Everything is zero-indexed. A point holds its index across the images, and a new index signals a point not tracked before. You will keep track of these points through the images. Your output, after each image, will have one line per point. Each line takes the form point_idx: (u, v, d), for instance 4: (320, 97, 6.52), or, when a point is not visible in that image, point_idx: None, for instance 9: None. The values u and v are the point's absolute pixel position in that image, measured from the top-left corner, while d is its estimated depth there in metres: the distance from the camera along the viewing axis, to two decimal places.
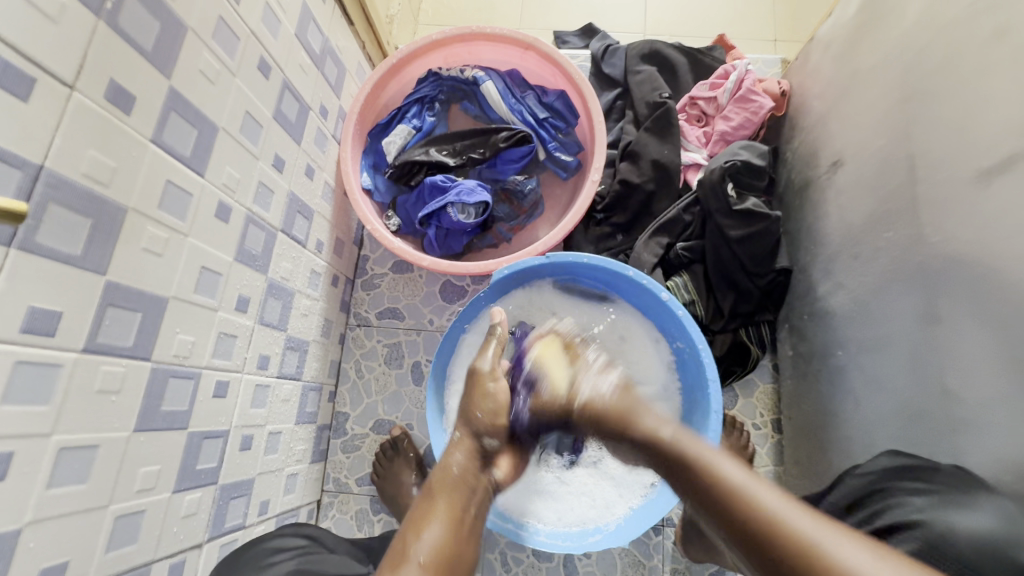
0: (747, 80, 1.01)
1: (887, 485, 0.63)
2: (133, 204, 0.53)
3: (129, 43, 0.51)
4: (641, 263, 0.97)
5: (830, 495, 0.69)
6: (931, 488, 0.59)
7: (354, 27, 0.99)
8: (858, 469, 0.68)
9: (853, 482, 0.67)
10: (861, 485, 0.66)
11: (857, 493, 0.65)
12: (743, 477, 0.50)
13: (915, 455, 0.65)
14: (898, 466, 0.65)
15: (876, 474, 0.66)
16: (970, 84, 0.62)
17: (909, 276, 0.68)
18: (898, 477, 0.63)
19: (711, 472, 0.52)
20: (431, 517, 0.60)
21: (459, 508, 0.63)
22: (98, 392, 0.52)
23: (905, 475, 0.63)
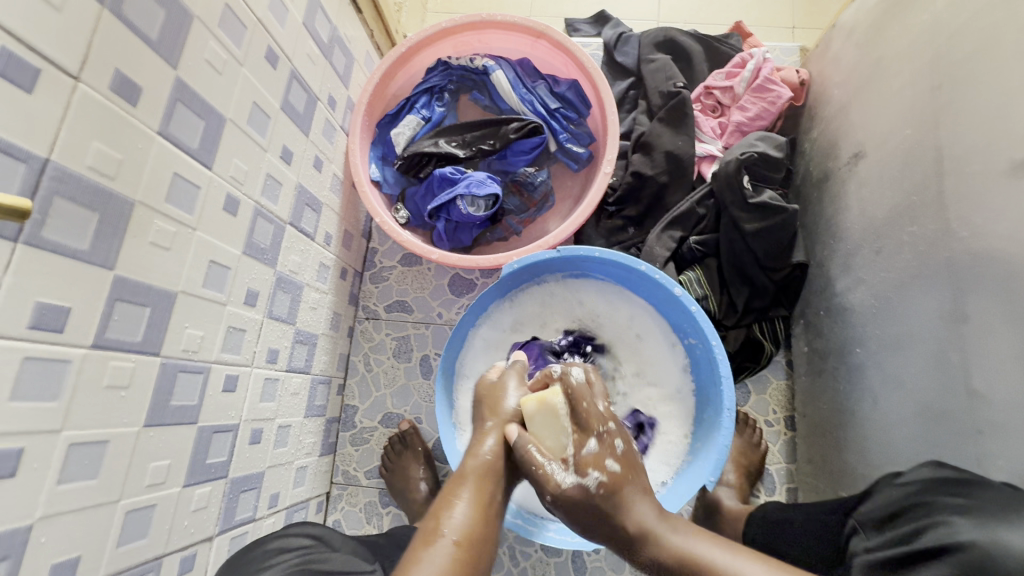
0: (765, 69, 0.98)
1: (926, 498, 0.56)
2: (140, 198, 0.53)
3: (134, 33, 0.50)
4: (654, 257, 0.95)
5: (865, 504, 0.63)
6: (976, 505, 0.52)
7: (362, 15, 0.97)
8: (900, 478, 0.61)
9: (892, 492, 0.60)
10: (898, 497, 0.59)
11: (895, 504, 0.58)
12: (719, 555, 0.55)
13: (964, 471, 0.58)
14: (944, 480, 0.57)
15: (917, 485, 0.59)
16: (1006, 72, 0.59)
17: (935, 272, 0.66)
18: (939, 490, 0.56)
19: (718, 568, 0.54)
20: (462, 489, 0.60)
21: (485, 497, 0.60)
22: (107, 387, 0.51)
23: (949, 489, 0.55)
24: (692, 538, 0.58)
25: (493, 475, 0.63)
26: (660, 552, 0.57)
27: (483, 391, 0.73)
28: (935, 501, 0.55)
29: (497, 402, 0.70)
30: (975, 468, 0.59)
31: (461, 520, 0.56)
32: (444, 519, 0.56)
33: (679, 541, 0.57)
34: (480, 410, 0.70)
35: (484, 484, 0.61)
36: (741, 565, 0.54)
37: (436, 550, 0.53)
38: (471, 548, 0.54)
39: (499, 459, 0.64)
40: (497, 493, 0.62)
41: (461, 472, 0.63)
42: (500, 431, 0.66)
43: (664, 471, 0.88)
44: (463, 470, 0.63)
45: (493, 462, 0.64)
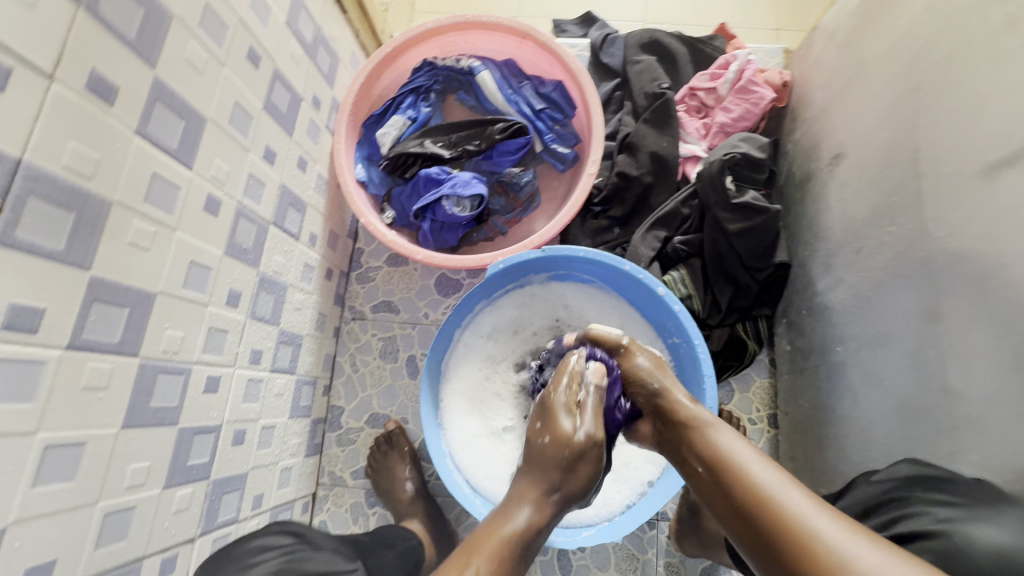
0: (748, 71, 0.99)
1: (904, 494, 0.57)
2: (118, 198, 0.52)
3: (111, 32, 0.50)
4: (638, 257, 0.96)
5: (843, 500, 0.64)
6: (954, 500, 0.53)
7: (347, 15, 0.97)
8: (877, 475, 0.62)
9: (868, 489, 0.61)
10: (876, 493, 0.60)
11: (873, 499, 0.59)
12: (743, 452, 0.52)
13: (943, 469, 0.59)
14: (923, 477, 0.58)
15: (895, 481, 0.60)
16: (979, 76, 0.61)
17: (911, 272, 0.67)
18: (915, 486, 0.57)
19: (744, 473, 0.50)
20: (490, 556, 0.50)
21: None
22: (85, 388, 0.51)
23: (927, 486, 0.57)
24: (719, 429, 0.56)
25: (519, 558, 0.52)
26: (693, 441, 0.57)
27: (544, 433, 0.59)
28: (912, 497, 0.56)
29: (558, 459, 0.57)
30: (948, 464, 0.60)
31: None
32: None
33: (716, 433, 0.56)
34: (530, 466, 0.58)
35: (509, 562, 0.51)
36: (754, 462, 0.51)
37: None
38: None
39: (535, 534, 0.55)
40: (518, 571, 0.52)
41: (484, 533, 0.53)
42: (543, 507, 0.56)
43: (647, 469, 0.88)
44: (504, 531, 0.53)
45: (529, 538, 0.54)
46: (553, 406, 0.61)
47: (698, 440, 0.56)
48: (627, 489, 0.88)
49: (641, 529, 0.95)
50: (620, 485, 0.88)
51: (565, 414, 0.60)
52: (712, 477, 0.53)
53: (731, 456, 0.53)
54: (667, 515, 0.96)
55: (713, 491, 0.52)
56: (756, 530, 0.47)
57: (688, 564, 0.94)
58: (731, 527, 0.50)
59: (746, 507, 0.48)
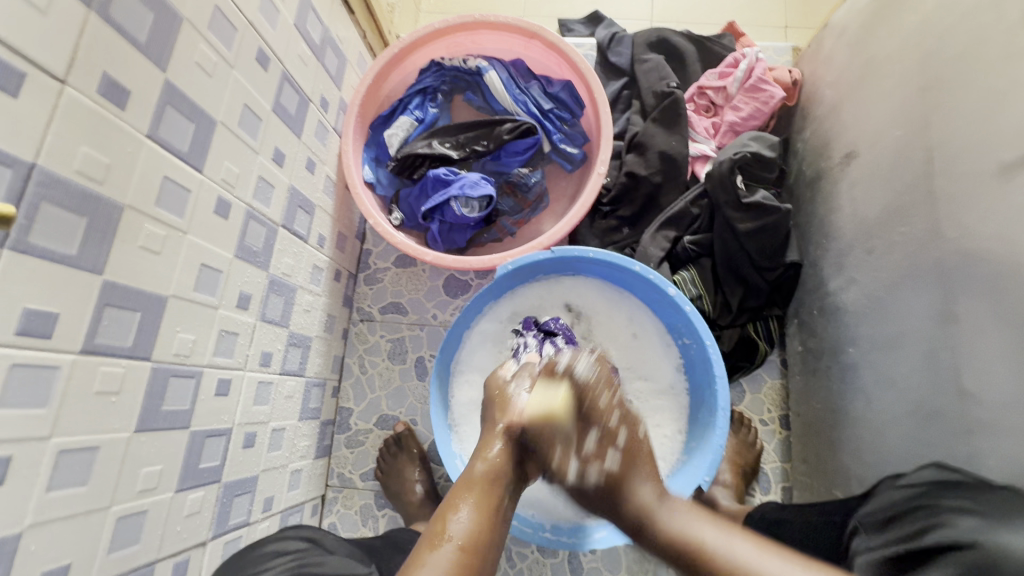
0: (758, 69, 0.99)
1: (931, 501, 0.55)
2: (129, 202, 0.52)
3: (121, 35, 0.49)
4: (648, 257, 0.95)
5: (867, 505, 0.63)
6: (981, 509, 0.51)
7: (354, 16, 0.97)
8: (902, 480, 0.62)
9: (893, 494, 0.61)
10: (901, 497, 0.59)
11: (899, 504, 0.59)
12: (708, 533, 0.53)
13: (965, 473, 0.58)
14: (951, 481, 0.57)
15: (922, 486, 0.59)
16: (997, 72, 0.60)
17: (926, 271, 0.67)
18: (944, 493, 0.55)
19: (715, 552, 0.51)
20: (466, 497, 0.56)
21: (491, 505, 0.56)
22: (97, 393, 0.51)
23: (954, 492, 0.55)
24: (669, 513, 0.57)
25: (498, 486, 0.58)
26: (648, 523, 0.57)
27: (495, 393, 0.71)
28: (940, 504, 0.54)
29: (507, 403, 0.67)
30: (966, 467, 0.59)
31: (468, 521, 0.53)
32: (452, 517, 0.54)
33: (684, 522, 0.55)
34: (492, 410, 0.68)
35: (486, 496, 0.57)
36: (727, 539, 0.52)
37: (441, 554, 0.51)
38: (477, 557, 0.51)
39: (507, 464, 0.60)
40: (502, 501, 0.58)
41: (467, 477, 0.59)
42: (509, 434, 0.63)
43: (658, 468, 0.87)
44: (474, 470, 0.59)
45: (501, 466, 0.60)
46: (500, 383, 0.72)
47: (659, 535, 0.55)
48: None
49: None
50: None
51: (514, 388, 0.70)
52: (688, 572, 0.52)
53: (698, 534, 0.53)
54: None
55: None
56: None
57: None
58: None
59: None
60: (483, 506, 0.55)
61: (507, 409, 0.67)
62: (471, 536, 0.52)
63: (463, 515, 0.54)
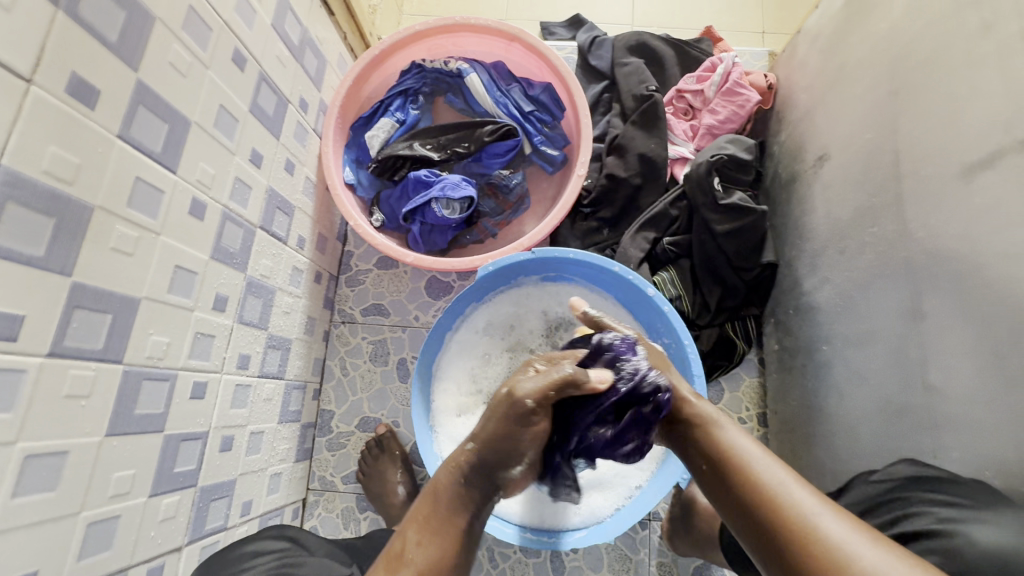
0: (734, 73, 1.00)
1: (903, 494, 0.57)
2: (100, 203, 0.52)
3: (91, 34, 0.49)
4: (628, 258, 0.96)
5: (841, 499, 0.64)
6: (953, 500, 0.53)
7: (334, 17, 0.97)
8: (874, 475, 0.62)
9: (866, 489, 0.61)
10: (874, 493, 0.60)
11: (873, 498, 0.60)
12: (751, 449, 0.51)
13: (935, 468, 0.59)
14: (921, 476, 0.58)
15: (894, 482, 0.60)
16: (957, 78, 0.62)
17: (894, 271, 0.68)
18: (913, 486, 0.57)
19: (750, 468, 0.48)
20: (423, 520, 0.54)
21: (450, 528, 0.54)
22: (66, 396, 0.50)
23: (922, 486, 0.57)
24: (723, 425, 0.54)
25: (456, 502, 0.56)
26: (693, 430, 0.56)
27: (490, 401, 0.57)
28: (911, 496, 0.56)
29: (504, 419, 0.55)
30: (932, 460, 0.61)
31: (419, 545, 0.52)
32: (406, 539, 0.53)
33: (725, 433, 0.53)
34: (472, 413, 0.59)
35: (443, 517, 0.54)
36: (758, 457, 0.49)
37: None
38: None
39: (472, 479, 0.57)
40: (465, 515, 0.56)
41: (431, 488, 0.57)
42: (478, 452, 0.56)
43: (636, 474, 0.87)
44: (434, 484, 0.57)
45: (466, 479, 0.56)
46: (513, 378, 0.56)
47: (705, 438, 0.54)
48: (613, 496, 0.87)
49: (633, 529, 0.96)
50: (607, 493, 0.87)
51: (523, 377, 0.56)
52: (719, 478, 0.50)
53: (737, 450, 0.51)
54: (659, 516, 0.96)
55: (719, 495, 0.50)
56: (763, 531, 0.45)
57: (680, 563, 0.94)
58: (740, 529, 0.48)
59: (753, 509, 0.46)
60: (435, 528, 0.53)
61: (501, 427, 0.55)
62: (426, 566, 0.51)
63: (411, 546, 0.52)
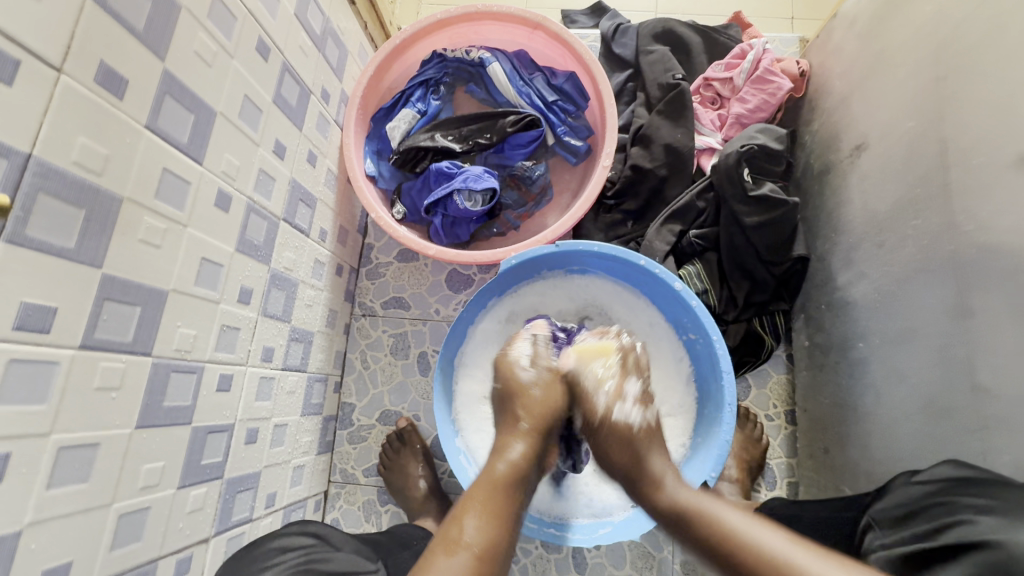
0: (765, 60, 0.97)
1: (948, 497, 0.54)
2: (128, 194, 0.51)
3: (119, 23, 0.48)
4: (653, 251, 0.94)
5: (881, 501, 0.62)
6: (1000, 506, 0.50)
7: (356, 6, 0.95)
8: (916, 476, 0.60)
9: (909, 491, 0.59)
10: (916, 496, 0.58)
11: (916, 501, 0.57)
12: (741, 521, 0.52)
13: (981, 470, 0.56)
14: (965, 479, 0.55)
15: (937, 483, 0.57)
16: (1015, 61, 0.58)
17: (939, 266, 0.66)
18: (958, 489, 0.54)
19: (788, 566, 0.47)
20: (472, 506, 0.56)
21: (501, 507, 0.57)
22: (98, 389, 0.50)
23: (969, 489, 0.54)
24: (712, 503, 0.55)
25: (516, 490, 0.59)
26: (686, 517, 0.56)
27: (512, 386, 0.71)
28: (957, 501, 0.53)
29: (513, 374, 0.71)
30: (980, 463, 0.58)
31: (477, 530, 0.53)
32: (463, 524, 0.53)
33: (715, 512, 0.54)
34: (505, 404, 0.69)
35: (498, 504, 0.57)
36: (759, 530, 0.51)
37: (456, 561, 0.50)
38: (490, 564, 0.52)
39: (524, 469, 0.62)
40: (516, 505, 0.58)
41: (488, 477, 0.60)
42: (531, 437, 0.64)
43: None
44: (490, 474, 0.60)
45: (520, 469, 0.61)
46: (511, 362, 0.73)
47: (696, 518, 0.55)
48: None
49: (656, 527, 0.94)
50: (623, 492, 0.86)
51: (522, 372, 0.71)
52: (722, 558, 0.51)
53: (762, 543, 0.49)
54: None
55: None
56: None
57: None
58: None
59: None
60: (491, 514, 0.55)
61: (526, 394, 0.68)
62: (481, 540, 0.52)
63: (471, 526, 0.53)
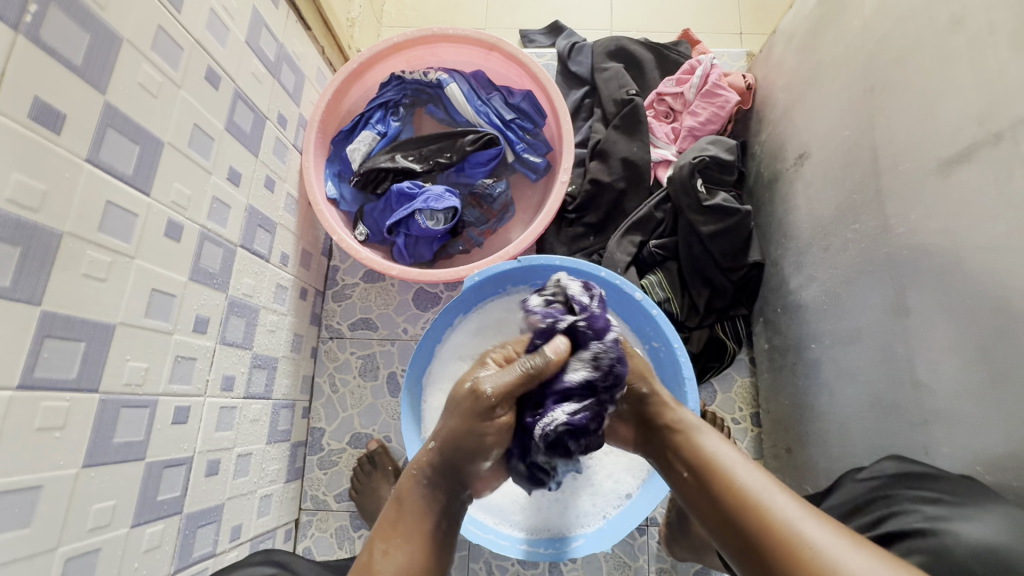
0: (713, 75, 1.01)
1: (889, 492, 0.57)
2: (68, 229, 0.50)
3: (53, 58, 0.48)
4: (615, 262, 0.96)
5: (830, 499, 0.63)
6: (939, 496, 0.53)
7: (311, 32, 0.96)
8: (863, 472, 0.62)
9: (855, 488, 0.61)
10: (863, 491, 0.59)
11: (861, 497, 0.59)
12: (737, 460, 0.50)
13: (923, 463, 0.58)
14: (905, 473, 0.58)
15: (881, 479, 0.59)
16: (929, 74, 0.62)
17: (876, 267, 0.69)
18: (901, 483, 0.57)
19: (762, 502, 0.45)
20: (385, 534, 0.54)
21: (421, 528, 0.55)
22: (39, 429, 0.49)
23: (909, 482, 0.56)
24: (706, 434, 0.54)
25: (426, 503, 0.56)
26: (677, 443, 0.55)
27: (452, 399, 0.57)
28: (898, 494, 0.56)
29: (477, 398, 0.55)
30: (924, 457, 0.61)
31: (385, 555, 0.52)
32: (372, 550, 0.53)
33: (703, 441, 0.54)
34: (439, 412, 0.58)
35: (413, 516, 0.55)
36: (739, 463, 0.50)
37: None
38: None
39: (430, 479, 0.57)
40: (434, 518, 0.56)
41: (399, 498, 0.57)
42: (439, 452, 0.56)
43: (627, 483, 0.85)
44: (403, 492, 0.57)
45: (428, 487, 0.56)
46: (467, 377, 0.58)
47: (691, 453, 0.53)
48: (602, 503, 0.85)
49: (631, 536, 0.95)
50: (596, 499, 0.85)
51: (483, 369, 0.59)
52: (700, 479, 0.51)
53: (743, 479, 0.48)
54: (657, 520, 0.95)
55: (708, 502, 0.49)
56: (748, 541, 0.45)
57: (680, 568, 0.93)
58: (717, 534, 0.48)
59: (740, 525, 0.45)
60: (402, 535, 0.54)
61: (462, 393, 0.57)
62: (396, 573, 0.51)
63: (377, 557, 0.52)
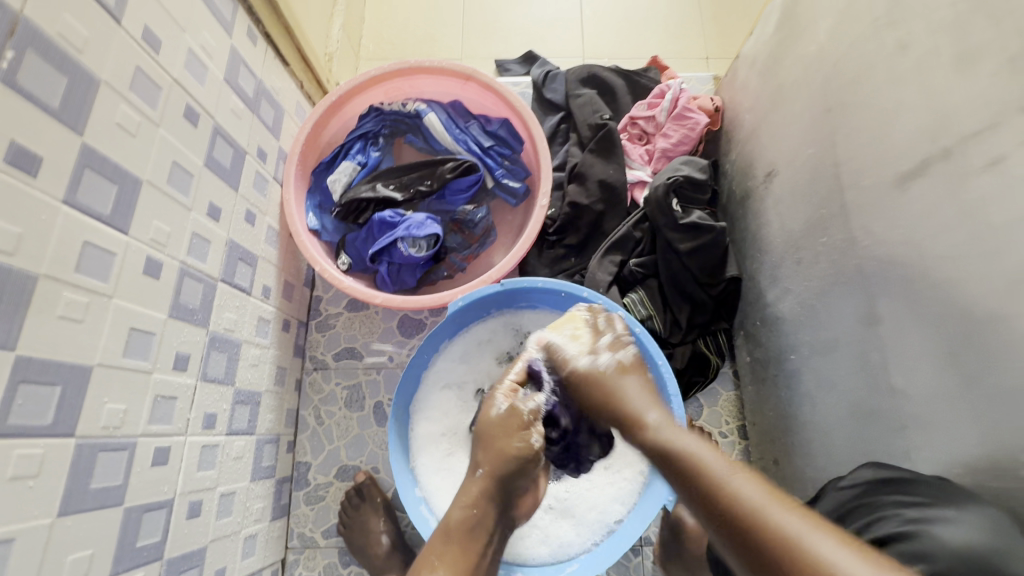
0: (682, 99, 1.05)
1: (870, 498, 0.57)
2: (44, 271, 0.50)
3: (31, 103, 0.49)
4: (596, 282, 0.97)
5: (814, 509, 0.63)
6: (916, 500, 0.54)
7: (290, 67, 0.98)
8: (843, 480, 0.62)
9: (835, 496, 0.61)
10: (845, 499, 0.60)
11: (841, 504, 0.60)
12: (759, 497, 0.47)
13: (904, 470, 0.59)
14: (883, 479, 0.59)
15: (861, 486, 0.60)
16: (882, 95, 0.66)
17: (847, 279, 0.71)
18: (879, 490, 0.57)
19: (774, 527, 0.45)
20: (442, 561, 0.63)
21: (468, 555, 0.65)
22: (12, 479, 0.47)
23: (889, 488, 0.57)
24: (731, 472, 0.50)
25: (474, 528, 0.66)
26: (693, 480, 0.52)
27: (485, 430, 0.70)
28: (877, 501, 0.57)
29: (509, 443, 0.69)
30: (905, 462, 0.62)
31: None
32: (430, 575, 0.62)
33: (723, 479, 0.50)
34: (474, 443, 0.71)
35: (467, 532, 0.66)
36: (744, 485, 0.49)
37: None
38: None
39: (482, 508, 0.67)
40: (480, 542, 0.66)
41: (446, 524, 0.66)
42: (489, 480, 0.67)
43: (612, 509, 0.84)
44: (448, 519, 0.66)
45: (475, 514, 0.66)
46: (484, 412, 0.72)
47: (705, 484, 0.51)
48: (587, 531, 0.84)
49: (625, 557, 0.94)
50: (580, 528, 0.84)
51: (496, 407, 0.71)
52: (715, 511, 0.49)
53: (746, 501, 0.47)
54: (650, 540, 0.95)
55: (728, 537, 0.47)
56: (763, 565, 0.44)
57: None
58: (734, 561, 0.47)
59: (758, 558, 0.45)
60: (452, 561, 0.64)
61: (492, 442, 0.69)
62: None
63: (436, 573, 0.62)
